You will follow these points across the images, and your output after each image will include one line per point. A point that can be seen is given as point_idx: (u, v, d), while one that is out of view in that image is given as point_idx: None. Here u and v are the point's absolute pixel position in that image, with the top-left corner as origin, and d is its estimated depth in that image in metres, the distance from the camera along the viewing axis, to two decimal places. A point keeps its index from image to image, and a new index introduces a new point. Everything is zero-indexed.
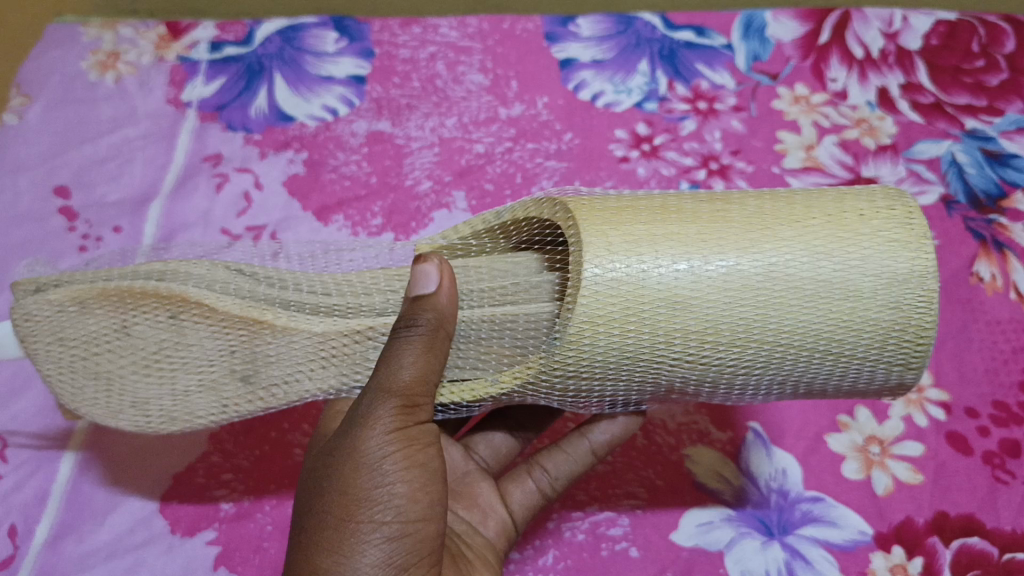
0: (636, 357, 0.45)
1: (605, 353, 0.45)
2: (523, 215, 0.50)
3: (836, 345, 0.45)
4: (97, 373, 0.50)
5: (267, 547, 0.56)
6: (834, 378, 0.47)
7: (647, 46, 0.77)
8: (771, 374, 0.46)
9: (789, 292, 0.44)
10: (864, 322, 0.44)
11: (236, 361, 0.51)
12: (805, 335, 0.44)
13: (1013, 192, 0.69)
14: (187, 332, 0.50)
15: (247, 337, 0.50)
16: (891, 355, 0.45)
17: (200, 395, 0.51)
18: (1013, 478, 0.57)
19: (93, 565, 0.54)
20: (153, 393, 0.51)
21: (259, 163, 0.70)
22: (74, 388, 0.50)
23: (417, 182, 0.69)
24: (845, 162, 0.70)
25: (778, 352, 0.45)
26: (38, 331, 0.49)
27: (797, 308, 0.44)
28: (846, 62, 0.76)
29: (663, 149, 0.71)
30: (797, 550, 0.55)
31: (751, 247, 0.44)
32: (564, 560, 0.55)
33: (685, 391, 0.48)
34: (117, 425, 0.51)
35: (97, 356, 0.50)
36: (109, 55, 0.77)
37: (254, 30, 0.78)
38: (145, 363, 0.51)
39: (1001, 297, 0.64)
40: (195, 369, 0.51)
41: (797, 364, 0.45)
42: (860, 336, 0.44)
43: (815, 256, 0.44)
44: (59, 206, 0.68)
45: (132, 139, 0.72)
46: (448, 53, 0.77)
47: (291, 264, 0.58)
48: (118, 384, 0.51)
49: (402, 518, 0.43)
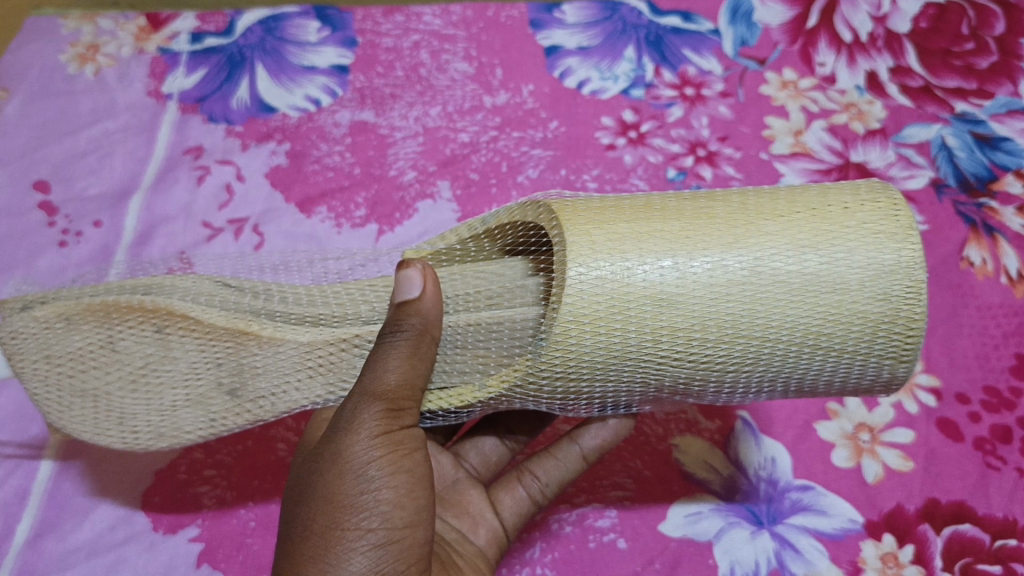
0: (624, 356, 0.44)
1: (593, 352, 0.44)
2: (508, 220, 0.49)
3: (824, 339, 0.44)
4: (83, 390, 0.49)
5: (250, 545, 0.55)
6: (825, 374, 0.46)
7: (634, 32, 0.76)
8: (761, 370, 0.45)
9: (779, 289, 0.43)
10: (854, 315, 0.43)
11: (223, 374, 0.50)
12: (792, 330, 0.43)
13: (1003, 175, 0.68)
14: (172, 346, 0.49)
15: (233, 349, 0.49)
16: (882, 348, 0.44)
17: (187, 409, 0.50)
18: (1005, 463, 0.56)
19: (74, 565, 0.54)
20: (140, 409, 0.50)
21: (240, 155, 0.69)
22: (61, 405, 0.49)
23: (400, 172, 0.68)
24: (833, 147, 0.70)
25: (766, 349, 0.44)
26: (26, 348, 0.48)
27: (789, 306, 0.43)
28: (835, 45, 0.75)
29: (650, 136, 0.71)
30: (786, 540, 0.54)
31: (738, 247, 0.44)
32: (551, 552, 0.55)
33: (680, 394, 0.47)
34: (105, 443, 0.50)
35: (82, 373, 0.49)
36: (89, 48, 0.75)
37: (234, 21, 0.77)
38: (131, 380, 0.50)
39: (991, 282, 0.63)
40: (182, 383, 0.50)
41: (787, 360, 0.45)
42: (849, 329, 0.44)
43: (800, 251, 0.43)
44: (39, 201, 0.67)
45: (112, 132, 0.71)
46: (432, 42, 0.76)
47: (288, 277, 0.58)
48: (104, 400, 0.50)
49: (388, 525, 0.42)
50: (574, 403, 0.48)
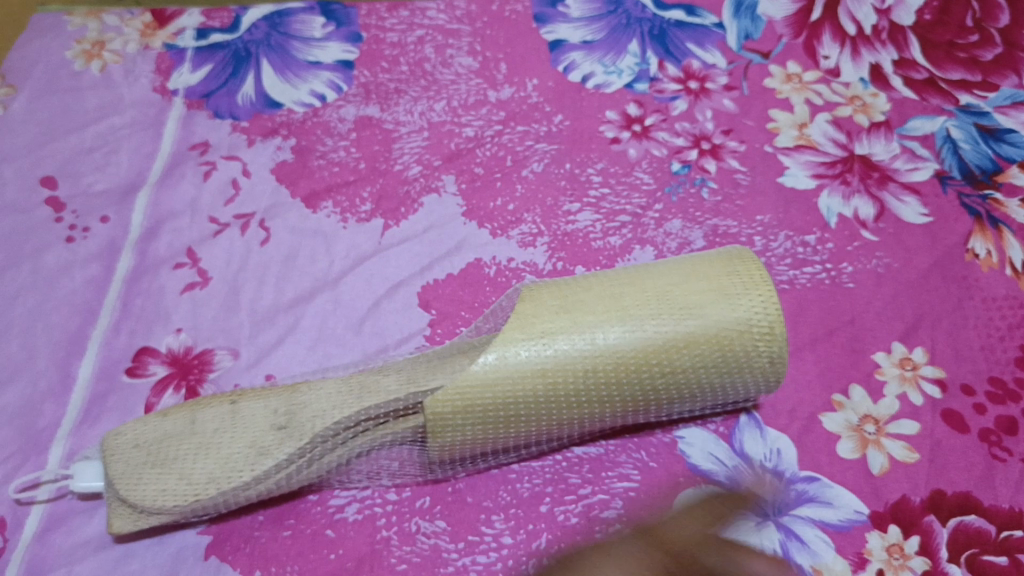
0: (564, 325, 0.51)
1: (535, 365, 0.50)
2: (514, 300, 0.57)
3: (702, 285, 0.53)
4: (155, 458, 0.52)
5: (257, 536, 0.54)
6: (732, 317, 0.52)
7: (638, 26, 0.77)
8: (676, 322, 0.51)
9: (665, 294, 0.52)
10: (723, 269, 0.54)
11: (275, 416, 0.53)
12: (675, 281, 0.53)
13: (1008, 167, 0.68)
14: (238, 409, 0.53)
15: (285, 396, 0.54)
16: (748, 286, 0.53)
17: (241, 454, 0.51)
18: (1011, 455, 0.57)
19: (82, 558, 0.54)
20: (201, 465, 0.51)
21: (246, 151, 0.70)
22: (134, 482, 0.51)
23: (406, 166, 0.69)
24: (838, 140, 0.70)
25: (659, 295, 0.52)
26: (121, 438, 0.53)
27: (681, 291, 0.53)
28: (839, 38, 0.75)
29: (654, 130, 0.71)
30: (792, 530, 0.54)
31: (635, 280, 0.54)
32: (558, 543, 0.54)
33: (636, 403, 0.52)
34: (171, 506, 0.50)
35: (159, 445, 0.52)
36: (94, 44, 0.76)
37: (240, 17, 0.77)
38: (198, 442, 0.52)
39: (996, 273, 0.63)
40: (242, 429, 0.52)
41: (684, 309, 0.52)
42: (708, 269, 0.54)
43: (674, 273, 0.54)
44: (46, 197, 0.68)
45: (118, 128, 0.71)
46: (436, 37, 0.76)
47: (328, 344, 0.61)
48: (172, 464, 0.51)
49: None
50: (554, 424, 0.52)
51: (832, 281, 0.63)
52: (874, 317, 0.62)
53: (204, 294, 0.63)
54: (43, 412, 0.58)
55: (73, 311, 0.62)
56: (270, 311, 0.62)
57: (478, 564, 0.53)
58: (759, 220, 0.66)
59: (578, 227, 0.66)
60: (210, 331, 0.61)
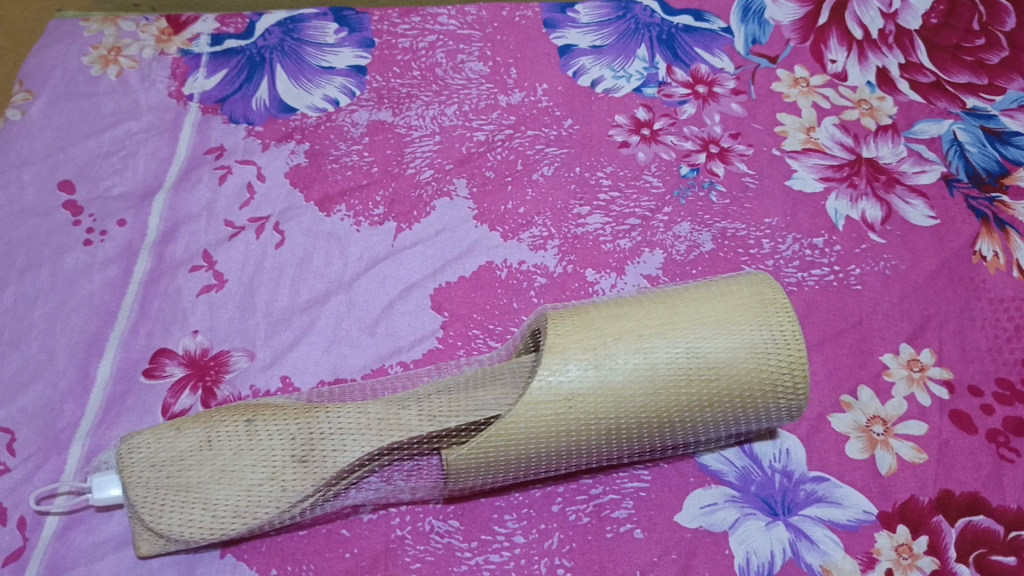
0: (588, 356, 0.50)
1: (558, 423, 0.50)
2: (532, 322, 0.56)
3: (729, 322, 0.51)
4: (176, 483, 0.52)
5: (273, 535, 0.55)
6: (756, 358, 0.51)
7: (646, 31, 0.77)
8: (699, 360, 0.50)
9: (696, 350, 0.50)
10: (748, 302, 0.52)
11: (296, 445, 0.53)
12: (698, 312, 0.52)
13: (1014, 170, 0.69)
14: (257, 433, 0.53)
15: (304, 421, 0.53)
16: (779, 323, 0.51)
17: (264, 486, 0.51)
18: (1017, 455, 0.57)
19: (103, 556, 0.55)
20: (223, 495, 0.51)
21: (261, 156, 0.71)
22: (156, 507, 0.51)
23: (418, 170, 0.70)
24: (845, 143, 0.70)
25: (683, 329, 0.51)
26: (139, 458, 0.52)
27: (705, 326, 0.51)
28: (845, 43, 0.76)
29: (663, 133, 0.71)
30: (801, 530, 0.55)
31: (665, 328, 0.51)
32: (569, 543, 0.55)
33: (655, 436, 0.52)
34: (197, 537, 0.51)
35: (179, 470, 0.52)
36: (111, 50, 0.77)
37: (254, 23, 0.78)
38: (218, 469, 0.52)
39: (1003, 275, 0.64)
40: (264, 460, 0.52)
41: (709, 347, 0.50)
42: (734, 299, 0.53)
43: (704, 323, 0.51)
44: (64, 201, 0.69)
45: (135, 133, 0.72)
46: (447, 42, 0.77)
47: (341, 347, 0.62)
48: (196, 492, 0.51)
49: None
50: (572, 456, 0.52)
51: (840, 282, 0.64)
52: (881, 319, 0.62)
53: (220, 296, 0.64)
54: (62, 412, 0.59)
55: (92, 313, 0.63)
56: (285, 313, 0.63)
57: (491, 563, 0.54)
58: (768, 223, 0.67)
59: (588, 231, 0.66)
60: (227, 332, 0.62)
